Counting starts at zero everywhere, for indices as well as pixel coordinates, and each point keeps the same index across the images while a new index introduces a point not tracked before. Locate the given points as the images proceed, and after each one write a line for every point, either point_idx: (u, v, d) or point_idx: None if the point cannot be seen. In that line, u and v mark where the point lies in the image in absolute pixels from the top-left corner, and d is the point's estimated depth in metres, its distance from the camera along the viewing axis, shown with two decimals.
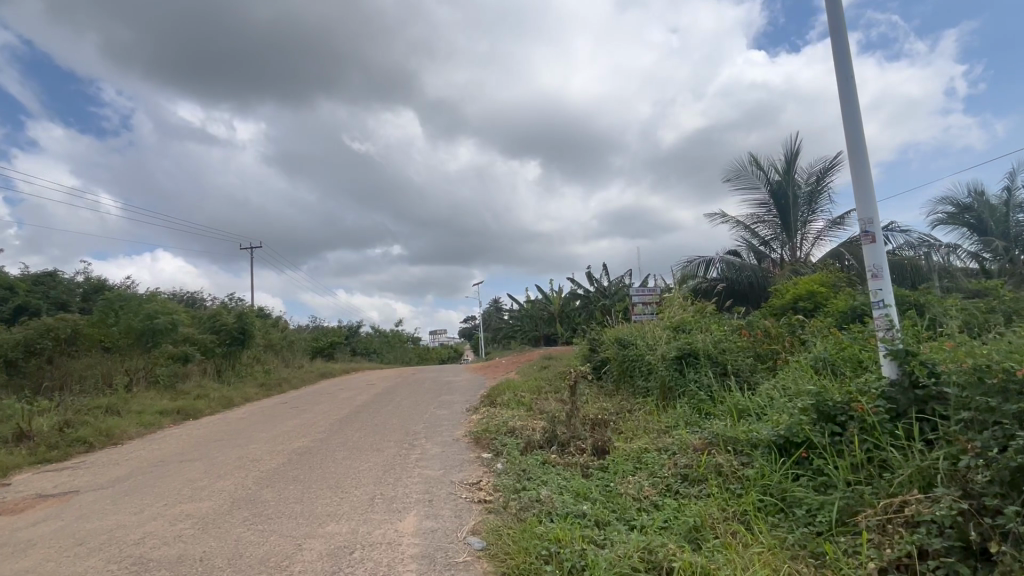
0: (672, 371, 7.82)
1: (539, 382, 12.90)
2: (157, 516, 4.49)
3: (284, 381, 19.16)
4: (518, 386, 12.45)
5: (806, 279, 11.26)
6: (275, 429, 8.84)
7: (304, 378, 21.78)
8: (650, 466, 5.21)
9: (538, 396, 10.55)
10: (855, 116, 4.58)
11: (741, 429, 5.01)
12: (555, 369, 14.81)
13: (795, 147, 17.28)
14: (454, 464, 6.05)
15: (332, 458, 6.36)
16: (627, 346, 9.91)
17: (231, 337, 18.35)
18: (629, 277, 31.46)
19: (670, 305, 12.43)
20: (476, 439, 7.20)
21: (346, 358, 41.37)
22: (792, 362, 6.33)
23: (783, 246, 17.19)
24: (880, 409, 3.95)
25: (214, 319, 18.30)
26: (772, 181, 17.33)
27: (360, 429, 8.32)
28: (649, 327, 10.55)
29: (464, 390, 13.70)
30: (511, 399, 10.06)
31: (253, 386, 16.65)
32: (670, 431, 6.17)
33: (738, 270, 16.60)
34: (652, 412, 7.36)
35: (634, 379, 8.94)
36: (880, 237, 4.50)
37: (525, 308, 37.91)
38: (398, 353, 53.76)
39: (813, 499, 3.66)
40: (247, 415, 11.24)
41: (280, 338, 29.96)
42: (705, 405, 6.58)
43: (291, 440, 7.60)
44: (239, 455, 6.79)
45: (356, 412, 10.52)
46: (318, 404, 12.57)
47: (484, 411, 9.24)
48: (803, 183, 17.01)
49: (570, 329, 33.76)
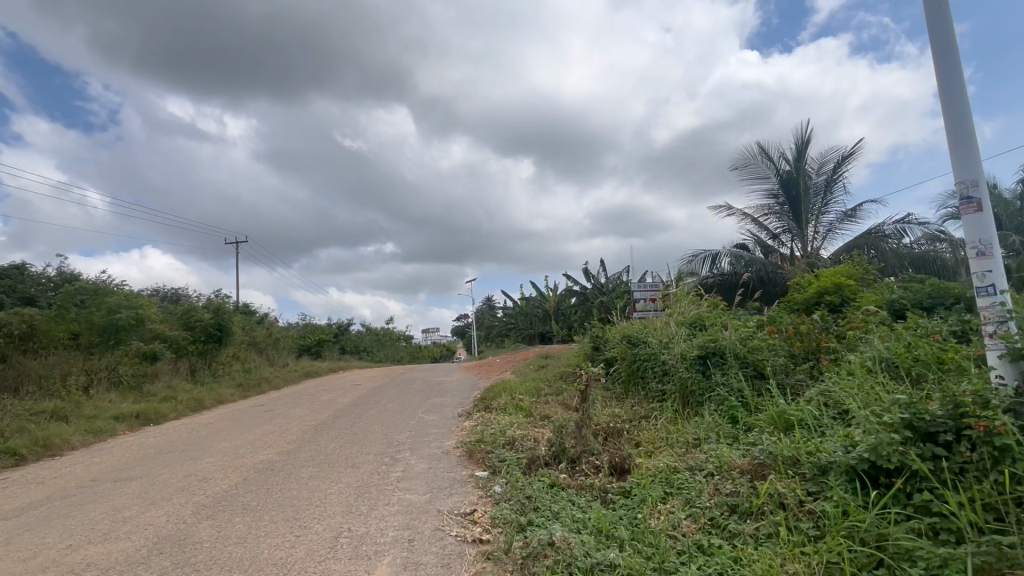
0: (695, 372, 6.83)
1: (537, 383, 11.90)
2: (48, 567, 3.41)
3: (265, 381, 18.02)
4: (514, 388, 11.44)
5: (829, 271, 10.33)
6: (239, 439, 7.74)
7: (287, 378, 20.64)
8: (684, 492, 4.22)
9: (538, 399, 9.54)
10: (952, 54, 3.67)
11: (799, 448, 4.03)
12: (554, 369, 13.82)
13: (807, 136, 16.49)
14: (443, 486, 5.02)
15: (296, 478, 5.30)
16: (638, 344, 8.91)
17: (207, 334, 17.19)
18: (627, 273, 30.60)
19: (679, 301, 11.49)
20: (469, 452, 6.18)
21: (335, 357, 40.11)
22: (842, 365, 5.39)
23: (795, 240, 16.29)
24: (1009, 429, 2.99)
25: (189, 315, 17.11)
26: (783, 171, 16.48)
27: (336, 439, 7.26)
28: (661, 324, 9.57)
29: (456, 392, 12.66)
30: (508, 403, 9.04)
31: (229, 387, 15.51)
32: (700, 447, 5.19)
33: (746, 263, 15.69)
34: (674, 421, 6.37)
35: (648, 381, 7.94)
36: (987, 204, 3.54)
37: (519, 305, 36.88)
38: (390, 351, 52.64)
39: (930, 551, 2.71)
40: (214, 420, 10.11)
41: (265, 335, 28.70)
42: (740, 415, 5.61)
43: (254, 454, 6.51)
44: (188, 472, 5.71)
45: (335, 418, 9.43)
46: (296, 407, 11.48)
47: (478, 418, 8.21)
48: (815, 174, 16.19)
49: (567, 327, 32.76)
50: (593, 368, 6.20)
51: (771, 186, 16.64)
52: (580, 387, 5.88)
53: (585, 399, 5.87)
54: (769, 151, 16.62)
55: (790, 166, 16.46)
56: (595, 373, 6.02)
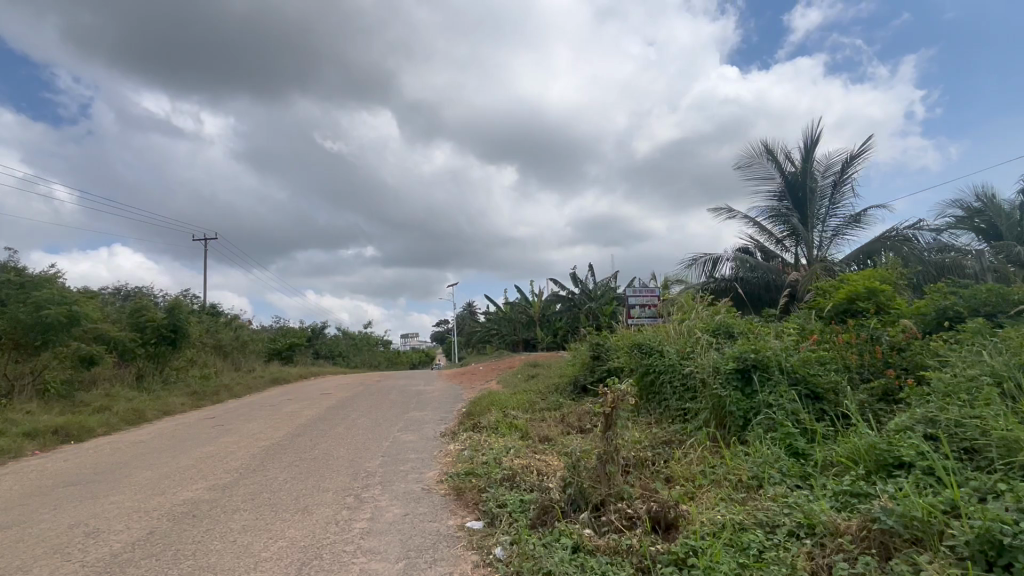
0: (733, 388, 5.61)
1: (528, 397, 10.62)
2: None
3: (223, 389, 16.27)
4: (503, 401, 10.13)
5: (857, 275, 9.32)
6: (168, 466, 6.23)
7: (250, 384, 18.89)
8: (770, 564, 2.97)
9: (535, 417, 8.23)
10: None
11: (940, 509, 2.86)
12: (546, 380, 12.57)
13: (813, 136, 15.70)
14: (425, 546, 3.69)
15: (223, 532, 3.90)
16: (653, 353, 7.65)
17: (159, 336, 15.41)
18: (615, 280, 29.62)
19: (689, 308, 10.33)
20: (458, 491, 4.86)
21: (308, 362, 38.12)
22: (934, 386, 4.30)
23: (799, 246, 15.37)
24: None
25: (139, 314, 15.30)
26: (788, 172, 15.64)
27: (290, 468, 5.83)
28: (675, 331, 8.38)
29: (437, 404, 11.26)
30: (499, 420, 7.71)
31: (181, 396, 13.78)
32: (764, 491, 3.97)
33: (751, 268, 14.77)
34: (714, 452, 5.15)
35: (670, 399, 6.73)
36: None
37: (502, 310, 35.58)
38: (366, 357, 50.73)
39: None
40: (150, 437, 8.53)
41: (231, 338, 26.75)
42: (803, 446, 4.43)
43: (177, 490, 5.05)
44: (78, 521, 4.24)
45: (294, 436, 7.97)
46: (251, 420, 9.92)
47: (465, 440, 6.90)
48: (822, 176, 15.35)
49: (552, 333, 31.57)
50: (620, 383, 4.64)
51: (775, 188, 15.77)
52: (602, 409, 4.37)
53: (609, 425, 4.38)
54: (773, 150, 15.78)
55: (795, 167, 15.62)
56: (623, 387, 4.44)
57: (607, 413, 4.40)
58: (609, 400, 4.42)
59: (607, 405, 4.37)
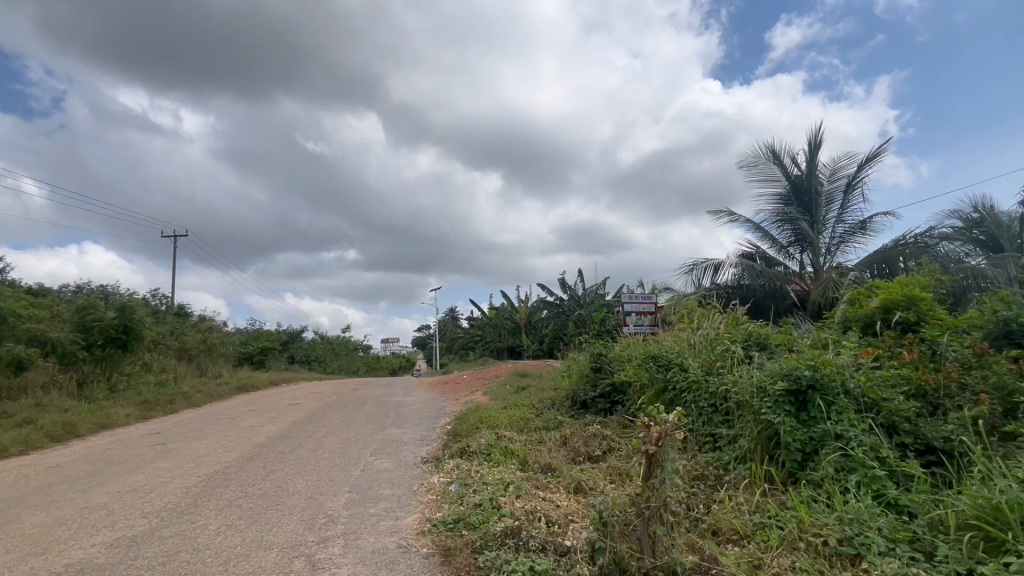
0: (786, 414, 4.55)
1: (521, 412, 9.45)
2: None
3: (180, 397, 14.70)
4: (494, 418, 8.93)
5: (889, 280, 8.35)
6: (72, 505, 4.89)
7: (213, 392, 17.29)
8: None
9: (533, 440, 7.07)
10: None
11: None
12: (539, 393, 11.41)
13: (819, 138, 14.99)
14: None
15: None
16: (674, 369, 6.57)
17: (107, 338, 13.81)
18: (604, 286, 28.68)
19: (701, 318, 9.32)
20: (445, 550, 3.69)
21: (282, 368, 36.27)
22: None
23: (805, 253, 14.57)
24: None
25: (85, 312, 13.69)
26: (793, 175, 14.92)
27: (229, 509, 4.59)
28: (694, 344, 7.35)
29: (418, 420, 10.00)
30: (492, 444, 6.52)
31: (126, 406, 12.22)
32: (869, 566, 2.91)
33: (756, 275, 13.96)
34: (773, 498, 4.11)
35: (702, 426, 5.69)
36: None
37: (487, 316, 34.36)
38: (344, 362, 48.87)
39: None
40: (71, 459, 7.11)
41: (197, 341, 24.98)
42: (903, 499, 3.43)
43: (66, 549, 3.76)
44: None
45: (246, 460, 6.65)
46: (200, 438, 8.52)
47: (452, 471, 5.71)
48: (828, 180, 14.64)
49: (539, 341, 30.46)
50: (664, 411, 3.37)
51: (780, 191, 15.01)
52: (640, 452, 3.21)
53: (651, 472, 3.24)
54: (778, 152, 15.06)
55: (800, 170, 14.89)
56: (669, 419, 3.26)
57: (646, 456, 3.23)
58: (653, 436, 3.21)
59: (647, 446, 3.19)
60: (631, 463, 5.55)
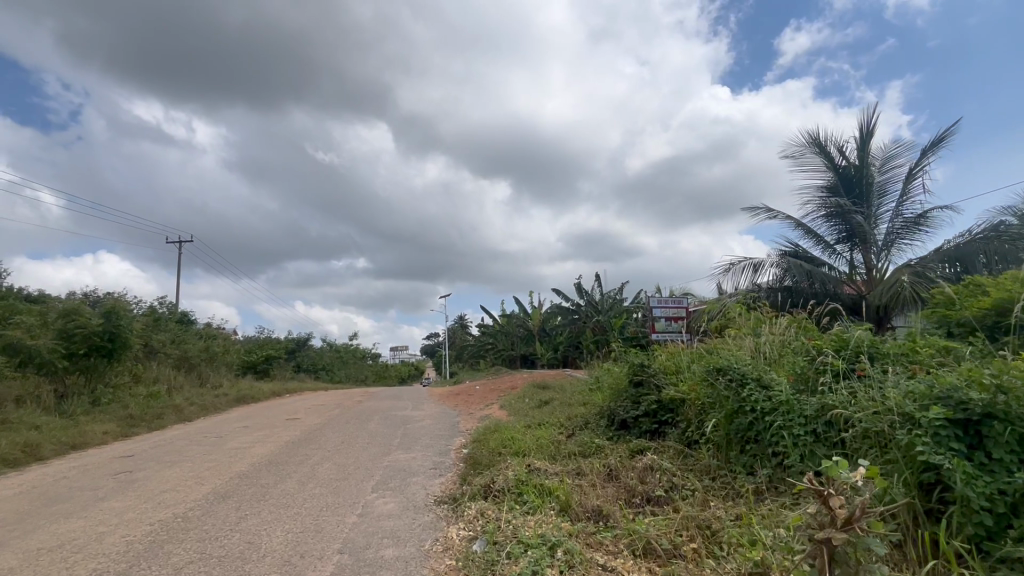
0: (954, 454, 3.19)
1: (549, 432, 8.10)
2: None
3: (169, 411, 13.49)
4: (519, 440, 7.60)
5: (995, 277, 6.94)
6: None
7: (208, 404, 16.10)
8: None
9: (570, 472, 5.76)
10: None
11: None
12: (566, 408, 10.05)
13: (869, 126, 13.62)
14: None
15: None
16: (751, 387, 5.24)
17: (91, 346, 12.68)
18: (623, 292, 27.27)
19: (760, 325, 7.97)
20: None
21: (287, 376, 35.11)
22: None
23: (855, 252, 13.17)
24: None
25: (68, 318, 12.59)
26: (840, 166, 13.56)
27: None
28: (768, 355, 6.04)
29: (428, 441, 8.67)
30: (523, 479, 5.21)
31: (107, 423, 11.00)
32: None
33: (807, 274, 12.69)
34: None
35: (807, 464, 4.37)
36: None
37: (499, 324, 33.04)
38: (352, 371, 47.77)
39: None
40: (11, 494, 5.87)
41: (198, 349, 23.92)
42: None
43: None
44: None
45: (217, 498, 5.36)
46: (174, 464, 7.25)
47: (475, 521, 4.38)
48: (880, 171, 13.26)
49: (553, 349, 29.04)
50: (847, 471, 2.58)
51: (826, 184, 13.65)
52: (818, 542, 2.41)
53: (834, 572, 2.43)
54: (823, 141, 13.72)
55: (849, 160, 13.53)
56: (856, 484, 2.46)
57: (826, 548, 2.41)
58: (838, 519, 2.43)
59: (831, 532, 2.40)
60: (712, 514, 4.23)
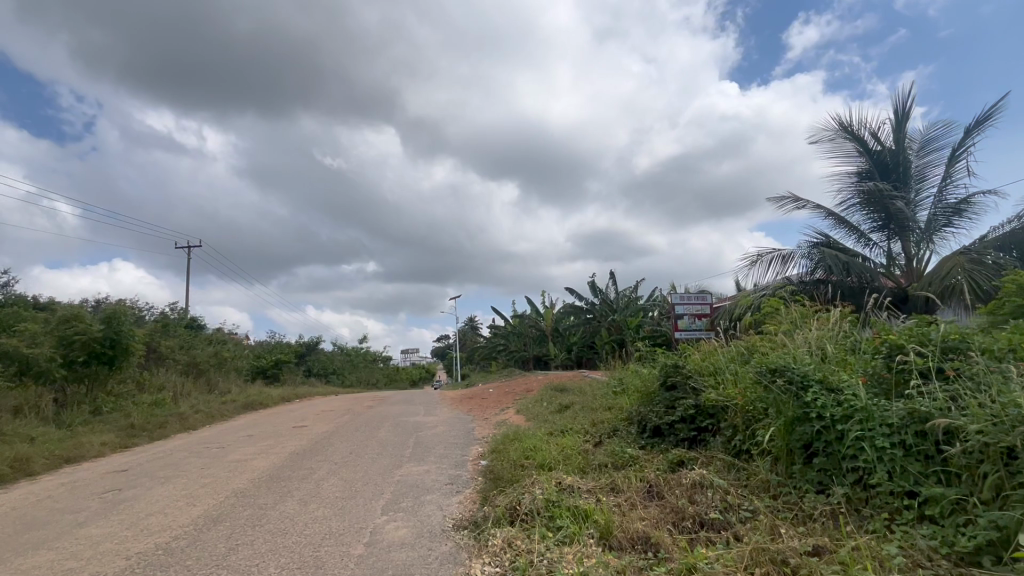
0: None
1: (573, 440, 7.42)
2: None
3: (173, 419, 12.99)
4: (542, 449, 6.92)
5: None
6: None
7: (215, 411, 15.61)
8: None
9: (606, 490, 5.07)
10: None
11: None
12: (588, 413, 9.36)
13: (905, 108, 12.79)
14: None
15: None
16: (817, 391, 4.51)
17: (91, 353, 12.22)
18: (638, 290, 26.49)
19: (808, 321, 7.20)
20: None
21: (298, 381, 34.74)
22: None
23: (893, 241, 12.32)
24: None
25: (68, 325, 12.14)
26: (874, 150, 12.72)
27: None
28: (827, 353, 5.31)
29: (442, 451, 8.02)
30: (554, 499, 4.54)
31: (105, 434, 10.49)
32: None
33: (844, 265, 11.87)
34: None
35: (898, 482, 3.67)
36: None
37: (510, 324, 32.39)
38: (363, 374, 47.42)
39: None
40: None
41: (207, 355, 23.54)
42: None
43: None
44: None
45: (207, 523, 4.75)
46: (169, 480, 6.67)
47: (501, 554, 3.73)
48: (917, 156, 12.44)
49: (567, 350, 28.30)
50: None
51: (859, 170, 12.81)
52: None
53: None
54: (855, 124, 12.90)
55: (883, 144, 12.69)
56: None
57: None
58: None
59: None
60: (786, 546, 3.50)
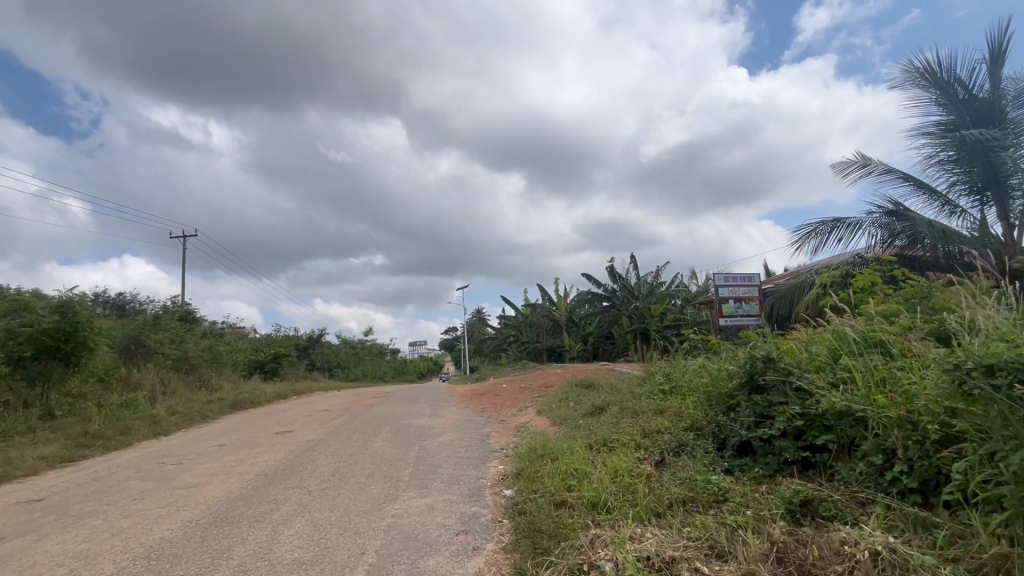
0: None
1: (624, 459, 5.55)
2: None
3: (141, 423, 11.23)
4: (588, 474, 5.06)
5: None
6: None
7: (197, 412, 13.88)
8: None
9: (712, 563, 3.20)
10: None
11: None
12: (631, 418, 7.47)
13: (1002, 50, 10.73)
14: None
15: None
16: None
17: (41, 349, 10.48)
18: (661, 276, 24.49)
19: (945, 308, 5.34)
20: None
21: (299, 375, 33.17)
22: None
23: (986, 208, 10.38)
24: None
25: (14, 315, 10.42)
26: (965, 100, 10.73)
27: None
28: None
29: (451, 471, 6.17)
30: None
31: (47, 444, 8.74)
32: None
33: (937, 233, 9.75)
34: None
35: None
36: None
37: (522, 314, 30.56)
38: (369, 367, 45.87)
39: None
40: None
41: (200, 349, 21.88)
42: None
43: None
44: None
45: None
46: (80, 521, 4.89)
47: None
48: (1015, 106, 10.44)
49: (583, 341, 26.32)
50: None
51: (946, 124, 10.81)
52: None
53: None
54: (941, 69, 10.91)
55: (974, 93, 10.68)
56: None
57: None
58: None
59: None
60: None
